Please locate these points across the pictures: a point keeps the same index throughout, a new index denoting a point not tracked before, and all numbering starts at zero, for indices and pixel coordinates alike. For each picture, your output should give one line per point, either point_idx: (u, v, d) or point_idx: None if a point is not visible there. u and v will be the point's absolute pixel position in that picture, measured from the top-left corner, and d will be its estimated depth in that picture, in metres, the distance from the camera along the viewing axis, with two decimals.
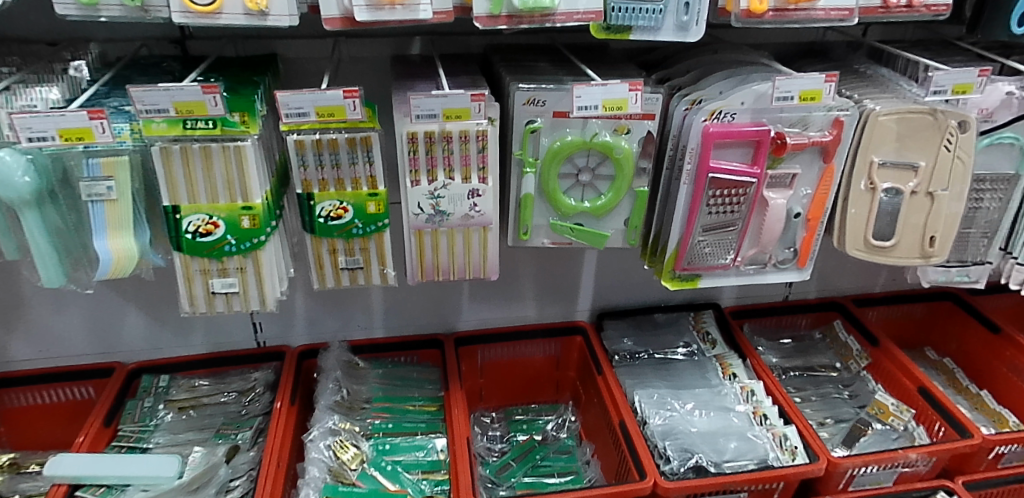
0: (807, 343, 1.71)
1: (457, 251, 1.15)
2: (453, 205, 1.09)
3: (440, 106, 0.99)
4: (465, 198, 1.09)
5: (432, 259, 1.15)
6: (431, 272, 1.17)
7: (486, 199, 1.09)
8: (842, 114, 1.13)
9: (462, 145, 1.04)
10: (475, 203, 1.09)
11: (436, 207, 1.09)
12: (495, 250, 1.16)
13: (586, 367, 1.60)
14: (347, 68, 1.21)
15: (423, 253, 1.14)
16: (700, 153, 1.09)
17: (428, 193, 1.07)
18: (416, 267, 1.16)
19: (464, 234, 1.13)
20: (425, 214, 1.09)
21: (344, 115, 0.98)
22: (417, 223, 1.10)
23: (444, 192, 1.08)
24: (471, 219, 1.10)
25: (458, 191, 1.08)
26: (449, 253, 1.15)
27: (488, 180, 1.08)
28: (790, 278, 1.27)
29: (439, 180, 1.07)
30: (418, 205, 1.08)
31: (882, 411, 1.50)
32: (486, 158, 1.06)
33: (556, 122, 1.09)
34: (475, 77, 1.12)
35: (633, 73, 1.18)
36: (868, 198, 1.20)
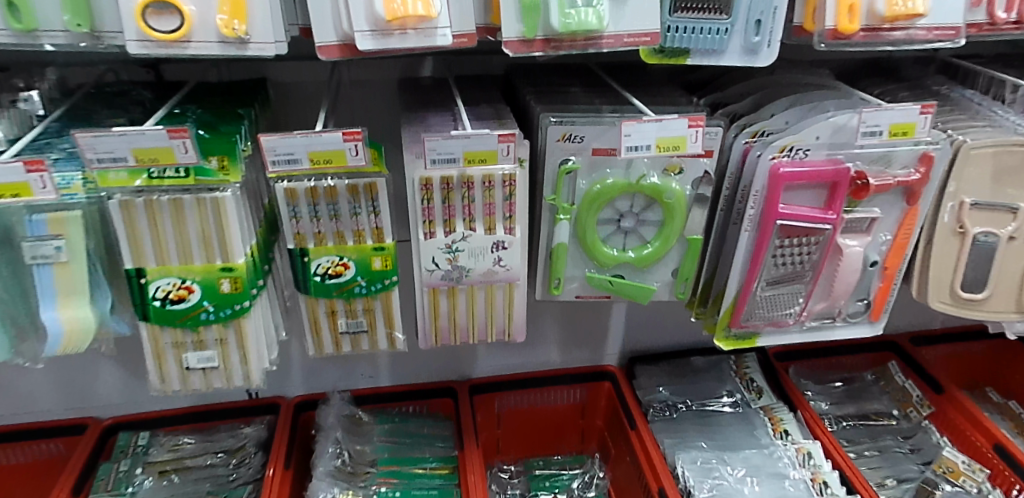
0: (858, 386, 1.54)
1: (478, 311, 0.97)
2: (473, 260, 0.92)
3: (461, 148, 0.81)
4: (488, 252, 0.92)
5: (448, 320, 0.98)
6: (446, 334, 1.00)
7: (513, 252, 0.92)
8: (932, 149, 0.96)
9: (485, 191, 0.87)
10: (499, 256, 0.92)
11: (454, 262, 0.91)
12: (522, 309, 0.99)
13: (615, 418, 1.44)
14: (348, 93, 1.04)
15: (437, 315, 0.97)
16: (767, 196, 0.93)
17: (444, 246, 0.90)
18: (430, 330, 0.99)
19: (486, 291, 0.96)
20: (441, 270, 0.92)
21: (343, 162, 0.80)
22: (430, 281, 0.93)
23: (463, 245, 0.91)
24: (495, 275, 0.93)
25: (480, 244, 0.91)
26: (469, 314, 0.97)
27: (516, 230, 0.91)
28: (861, 333, 1.10)
29: (457, 231, 0.90)
30: (432, 260, 0.91)
31: (950, 471, 1.32)
32: (514, 206, 0.89)
33: (595, 160, 0.92)
34: (500, 107, 0.95)
35: (683, 100, 1.00)
36: (955, 244, 1.03)
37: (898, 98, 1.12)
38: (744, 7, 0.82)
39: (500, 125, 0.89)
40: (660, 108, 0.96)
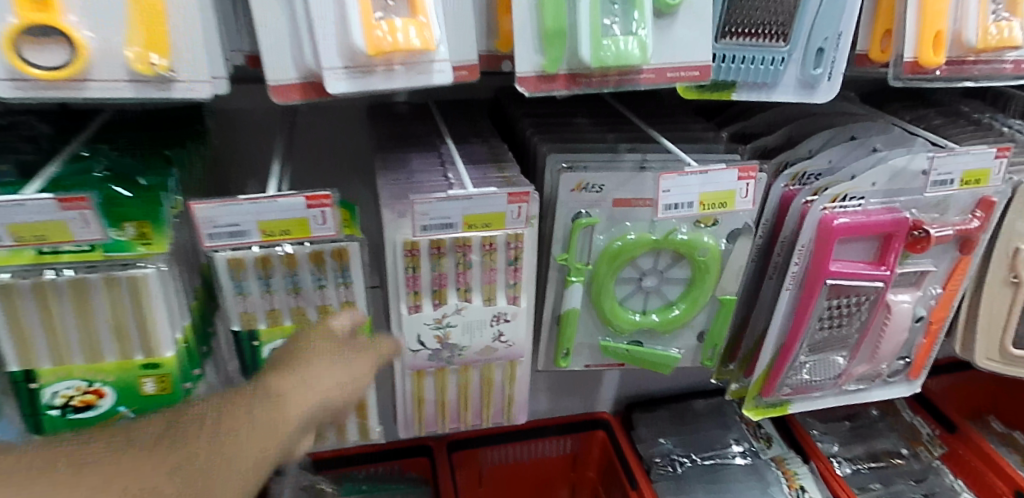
0: (863, 424, 1.45)
1: (472, 390, 0.81)
2: (468, 336, 0.75)
3: (460, 211, 0.64)
4: (487, 326, 0.74)
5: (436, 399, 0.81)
6: (433, 418, 0.83)
7: (516, 326, 0.75)
8: (993, 193, 0.82)
9: (485, 256, 0.70)
10: (500, 330, 0.75)
11: (444, 339, 0.74)
12: (526, 386, 0.82)
13: (611, 472, 1.29)
14: (306, 126, 0.85)
15: (422, 399, 0.80)
16: (814, 254, 0.78)
17: (433, 320, 0.73)
18: (412, 414, 0.81)
19: (482, 370, 0.79)
20: (428, 350, 0.75)
21: (307, 232, 0.61)
22: (415, 363, 0.75)
23: (457, 318, 0.73)
24: (495, 354, 0.76)
25: (477, 318, 0.73)
26: (462, 394, 0.81)
27: (521, 300, 0.74)
28: (899, 392, 0.98)
29: (448, 304, 0.72)
30: (417, 338, 0.74)
31: None
32: (520, 271, 0.72)
33: (616, 212, 0.75)
34: (496, 145, 0.78)
35: (708, 134, 0.85)
36: (1008, 295, 0.90)
37: (937, 122, 0.98)
38: (804, 32, 0.67)
39: (500, 173, 0.71)
40: (686, 147, 0.80)
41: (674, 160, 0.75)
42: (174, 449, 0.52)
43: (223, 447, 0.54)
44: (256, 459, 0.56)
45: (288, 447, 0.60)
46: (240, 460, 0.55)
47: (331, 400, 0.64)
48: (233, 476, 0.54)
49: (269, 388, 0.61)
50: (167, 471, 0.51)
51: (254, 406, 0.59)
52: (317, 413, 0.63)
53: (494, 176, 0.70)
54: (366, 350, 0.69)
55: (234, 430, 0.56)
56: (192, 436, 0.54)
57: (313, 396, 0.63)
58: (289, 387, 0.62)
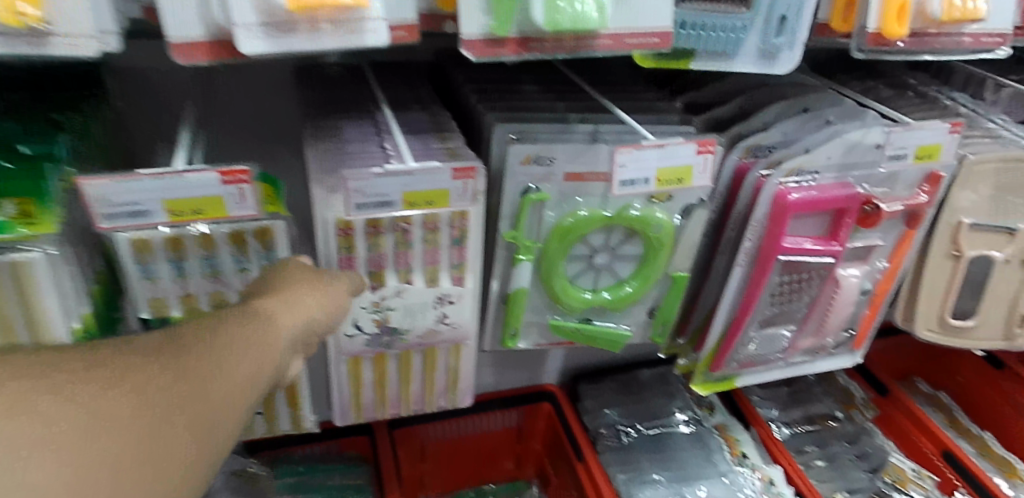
0: (801, 389, 1.48)
1: (413, 376, 0.77)
2: (409, 319, 0.70)
3: (399, 188, 0.58)
4: (429, 309, 0.70)
5: (373, 392, 0.77)
6: (372, 404, 0.79)
7: (460, 308, 0.71)
8: (941, 168, 0.81)
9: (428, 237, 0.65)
10: (444, 313, 0.70)
11: (383, 323, 0.69)
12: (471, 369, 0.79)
13: (557, 443, 1.27)
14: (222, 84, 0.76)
15: (360, 386, 0.76)
16: (767, 229, 0.76)
17: (371, 304, 0.68)
18: (349, 404, 0.78)
19: (425, 355, 0.75)
20: (365, 335, 0.70)
21: (223, 212, 0.54)
22: (352, 349, 0.71)
23: (397, 300, 0.68)
24: (437, 338, 0.72)
25: (418, 301, 0.69)
26: (402, 380, 0.77)
27: (467, 281, 0.69)
28: (842, 363, 0.99)
29: (387, 287, 0.67)
30: (354, 323, 0.69)
31: (899, 478, 1.34)
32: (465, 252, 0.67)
33: (567, 187, 0.70)
34: (438, 113, 0.72)
35: (661, 104, 0.81)
36: (949, 268, 0.91)
37: (887, 93, 0.97)
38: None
39: (443, 143, 0.65)
40: (640, 117, 0.76)
41: (628, 133, 0.71)
42: (172, 364, 0.44)
43: (220, 366, 0.47)
44: (252, 383, 0.50)
45: (277, 371, 0.54)
46: (238, 381, 0.48)
47: (318, 324, 0.58)
48: (235, 398, 0.47)
49: (253, 309, 0.54)
50: (170, 386, 0.43)
51: (242, 325, 0.52)
52: (302, 338, 0.57)
53: (437, 148, 0.64)
54: (346, 275, 0.63)
55: (226, 349, 0.49)
56: (186, 352, 0.46)
57: (301, 319, 0.57)
58: (275, 310, 0.55)
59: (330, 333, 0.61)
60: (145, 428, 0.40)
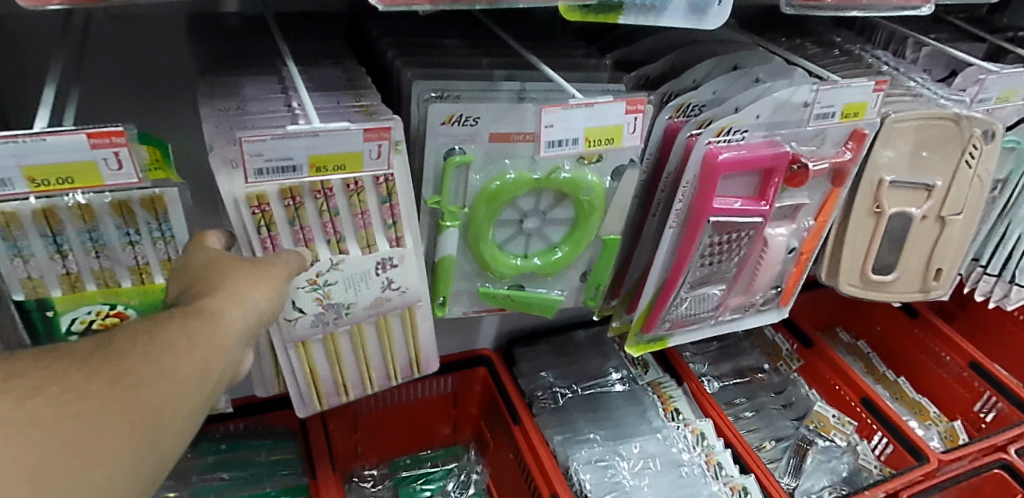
0: (730, 343, 1.52)
1: (371, 349, 0.73)
2: (352, 292, 0.66)
3: (304, 150, 0.53)
4: (373, 276, 0.66)
5: (331, 373, 0.73)
6: (332, 386, 0.75)
7: (404, 270, 0.67)
8: (865, 125, 0.82)
9: (350, 198, 0.61)
10: (388, 278, 0.67)
11: (325, 301, 0.66)
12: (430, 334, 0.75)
13: (493, 407, 1.27)
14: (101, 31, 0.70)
15: (314, 368, 0.72)
16: (698, 189, 0.75)
17: (309, 281, 0.64)
18: (308, 393, 0.74)
19: (377, 324, 0.71)
20: (309, 318, 0.67)
21: (96, 180, 0.48)
22: (299, 333, 0.68)
23: (334, 275, 0.64)
24: (387, 304, 0.69)
25: (358, 270, 0.65)
26: (359, 355, 0.73)
27: (405, 240, 0.65)
28: (769, 319, 1.01)
29: (321, 260, 0.63)
30: (294, 305, 0.65)
31: (822, 425, 1.38)
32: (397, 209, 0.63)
33: (492, 149, 0.66)
34: (351, 69, 0.66)
35: (590, 61, 0.78)
36: (871, 224, 0.93)
37: (813, 51, 0.97)
38: None
39: (356, 101, 0.60)
40: (567, 75, 0.73)
41: (555, 91, 0.67)
42: (107, 370, 0.44)
43: (159, 371, 0.46)
44: (196, 386, 0.48)
45: (227, 368, 0.52)
46: (182, 383, 0.47)
47: (263, 314, 0.55)
48: (175, 403, 0.46)
49: (191, 306, 0.50)
50: (98, 397, 0.42)
51: (184, 325, 0.49)
52: (248, 331, 0.54)
53: (349, 106, 0.59)
54: (285, 256, 0.59)
55: (166, 352, 0.47)
56: (131, 357, 0.45)
57: (245, 310, 0.53)
58: (216, 304, 0.52)
59: (275, 318, 0.58)
60: (63, 438, 0.40)
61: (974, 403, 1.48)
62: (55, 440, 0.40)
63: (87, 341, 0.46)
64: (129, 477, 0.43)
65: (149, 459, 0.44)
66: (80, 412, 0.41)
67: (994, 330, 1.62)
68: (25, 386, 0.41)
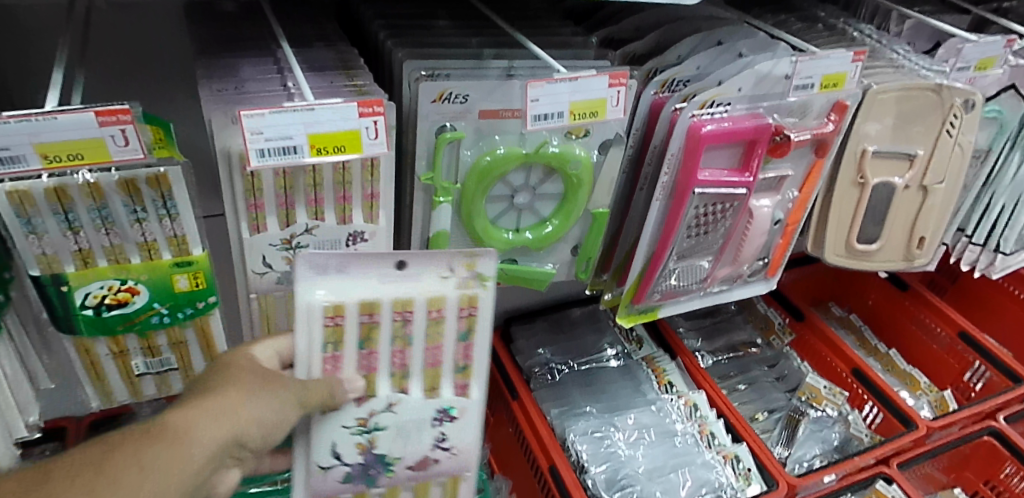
0: (724, 318, 1.56)
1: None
2: (402, 443, 0.70)
3: (301, 129, 0.55)
4: (426, 428, 0.70)
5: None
6: None
7: (459, 427, 0.71)
8: (847, 96, 0.84)
9: (429, 332, 0.66)
10: (442, 434, 0.71)
11: (368, 447, 0.69)
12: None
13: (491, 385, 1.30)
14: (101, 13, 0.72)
15: None
16: (682, 161, 0.78)
17: (361, 420, 0.67)
18: None
19: (414, 489, 0.75)
20: (346, 468, 0.69)
21: (105, 157, 0.51)
22: (328, 485, 0.70)
23: (386, 420, 0.68)
24: (433, 463, 0.72)
25: (411, 417, 0.69)
26: None
27: (470, 390, 0.70)
28: (756, 290, 1.04)
29: (379, 397, 0.67)
30: (334, 448, 0.68)
31: (813, 396, 1.40)
32: (471, 353, 0.69)
33: (483, 125, 0.69)
34: (344, 49, 0.69)
35: (578, 40, 0.80)
36: (855, 195, 0.96)
37: (798, 26, 0.99)
38: None
39: (350, 81, 0.62)
40: (555, 52, 0.75)
41: (541, 67, 0.70)
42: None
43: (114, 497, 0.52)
44: None
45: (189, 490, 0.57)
46: None
47: (244, 434, 0.60)
48: None
49: (168, 420, 0.57)
50: None
51: (150, 443, 0.55)
52: (224, 449, 0.59)
53: (343, 85, 0.61)
54: (314, 382, 0.63)
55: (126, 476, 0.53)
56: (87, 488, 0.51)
57: (223, 426, 0.58)
58: (190, 420, 0.58)
59: (270, 441, 0.62)
60: None
61: (962, 372, 1.51)
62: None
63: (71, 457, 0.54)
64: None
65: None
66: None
67: (983, 302, 1.65)
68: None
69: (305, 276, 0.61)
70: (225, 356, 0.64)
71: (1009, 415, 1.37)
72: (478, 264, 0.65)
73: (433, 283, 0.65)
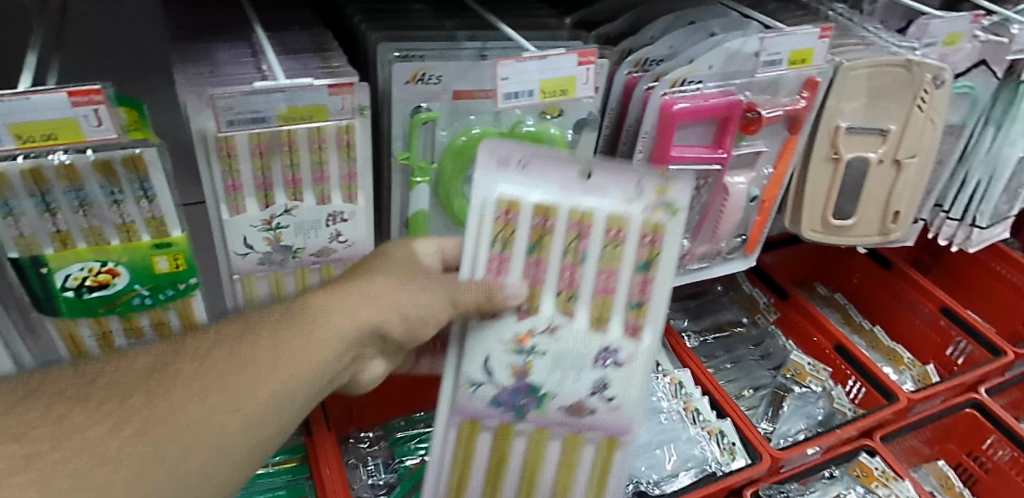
0: (710, 299, 1.58)
1: (543, 474, 0.74)
2: (559, 376, 0.67)
3: (271, 105, 0.58)
4: (588, 367, 0.67)
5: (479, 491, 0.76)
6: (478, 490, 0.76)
7: (622, 376, 0.67)
8: (817, 73, 0.86)
9: (605, 254, 0.64)
10: (605, 376, 0.67)
11: (520, 373, 0.66)
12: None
13: None
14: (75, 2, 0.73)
15: (469, 457, 0.73)
16: (656, 139, 0.79)
17: (513, 337, 0.65)
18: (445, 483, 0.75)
19: (565, 441, 0.71)
20: (494, 391, 0.66)
21: (80, 137, 0.52)
22: (473, 405, 0.68)
23: (547, 344, 0.65)
24: (590, 411, 0.68)
25: (575, 343, 0.66)
26: (524, 470, 0.74)
27: (641, 333, 0.66)
28: (736, 268, 1.06)
29: (541, 315, 0.65)
30: (485, 368, 0.65)
31: (798, 372, 1.43)
32: (648, 290, 0.65)
33: (457, 106, 0.70)
34: (319, 33, 0.70)
35: (552, 22, 0.81)
36: (830, 170, 0.97)
37: (772, 5, 1.00)
38: None
39: (324, 63, 0.64)
40: (528, 34, 0.76)
41: (513, 47, 0.71)
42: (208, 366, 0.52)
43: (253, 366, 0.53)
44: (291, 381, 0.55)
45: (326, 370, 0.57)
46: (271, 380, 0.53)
47: (383, 324, 0.60)
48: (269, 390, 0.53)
49: (309, 304, 0.58)
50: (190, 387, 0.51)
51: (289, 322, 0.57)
52: (362, 336, 0.59)
53: (317, 67, 0.63)
54: (468, 282, 0.62)
55: (268, 348, 0.55)
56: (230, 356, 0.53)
57: (361, 313, 0.59)
58: (331, 305, 0.59)
59: (411, 336, 0.63)
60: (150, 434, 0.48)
61: (943, 348, 1.54)
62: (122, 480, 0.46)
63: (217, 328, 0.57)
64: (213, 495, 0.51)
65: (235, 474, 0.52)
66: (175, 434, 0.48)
67: (967, 280, 1.68)
68: (99, 405, 0.49)
69: (483, 166, 0.62)
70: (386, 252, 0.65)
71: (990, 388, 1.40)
72: (670, 191, 0.63)
73: (618, 200, 0.63)
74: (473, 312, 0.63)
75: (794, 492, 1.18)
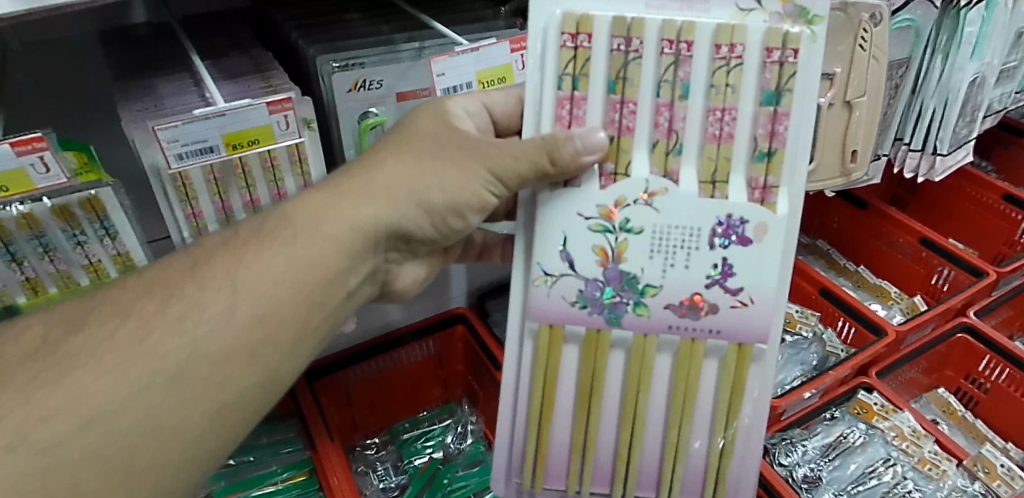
0: None
1: (651, 396, 0.65)
2: (660, 260, 0.59)
3: (216, 131, 0.59)
4: (701, 245, 0.58)
5: (568, 434, 0.67)
6: (567, 424, 0.67)
7: (748, 255, 0.58)
8: None
9: (714, 86, 0.57)
10: (724, 255, 0.58)
11: (611, 255, 0.59)
12: (755, 438, 0.66)
13: (476, 361, 1.25)
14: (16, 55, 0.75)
15: (552, 380, 0.64)
16: None
17: (599, 205, 0.58)
18: (529, 419, 0.67)
19: (676, 353, 0.63)
20: (579, 283, 0.60)
21: (30, 185, 0.54)
22: (552, 302, 0.60)
23: (642, 219, 0.58)
24: (706, 303, 0.59)
25: (679, 214, 0.57)
26: (626, 393, 0.65)
27: (773, 198, 0.58)
28: None
29: (633, 179, 0.57)
30: (566, 252, 0.59)
31: (788, 321, 1.45)
32: (779, 132, 0.57)
33: (404, 107, 0.72)
34: (257, 53, 0.72)
35: (488, 12, 0.83)
36: None
37: None
38: None
39: (265, 83, 0.65)
40: (463, 28, 0.78)
41: (448, 43, 0.72)
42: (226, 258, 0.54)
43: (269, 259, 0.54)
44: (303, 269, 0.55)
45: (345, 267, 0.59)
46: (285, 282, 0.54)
47: (404, 218, 0.60)
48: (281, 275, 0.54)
49: (330, 198, 0.58)
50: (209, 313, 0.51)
51: (306, 204, 0.58)
52: (383, 226, 0.60)
53: (259, 88, 0.64)
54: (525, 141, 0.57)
55: (298, 237, 0.56)
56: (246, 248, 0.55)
57: (387, 196, 0.59)
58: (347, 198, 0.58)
59: (437, 218, 0.61)
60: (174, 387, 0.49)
61: (929, 277, 1.55)
62: (122, 433, 0.46)
63: (219, 241, 0.56)
64: (221, 436, 0.52)
65: (246, 409, 0.53)
66: (173, 379, 0.49)
67: (945, 211, 1.70)
68: (83, 364, 0.47)
69: None
70: (426, 106, 0.63)
71: (978, 310, 1.41)
72: None
73: (723, 14, 0.57)
74: (541, 180, 0.57)
75: (797, 437, 1.21)
